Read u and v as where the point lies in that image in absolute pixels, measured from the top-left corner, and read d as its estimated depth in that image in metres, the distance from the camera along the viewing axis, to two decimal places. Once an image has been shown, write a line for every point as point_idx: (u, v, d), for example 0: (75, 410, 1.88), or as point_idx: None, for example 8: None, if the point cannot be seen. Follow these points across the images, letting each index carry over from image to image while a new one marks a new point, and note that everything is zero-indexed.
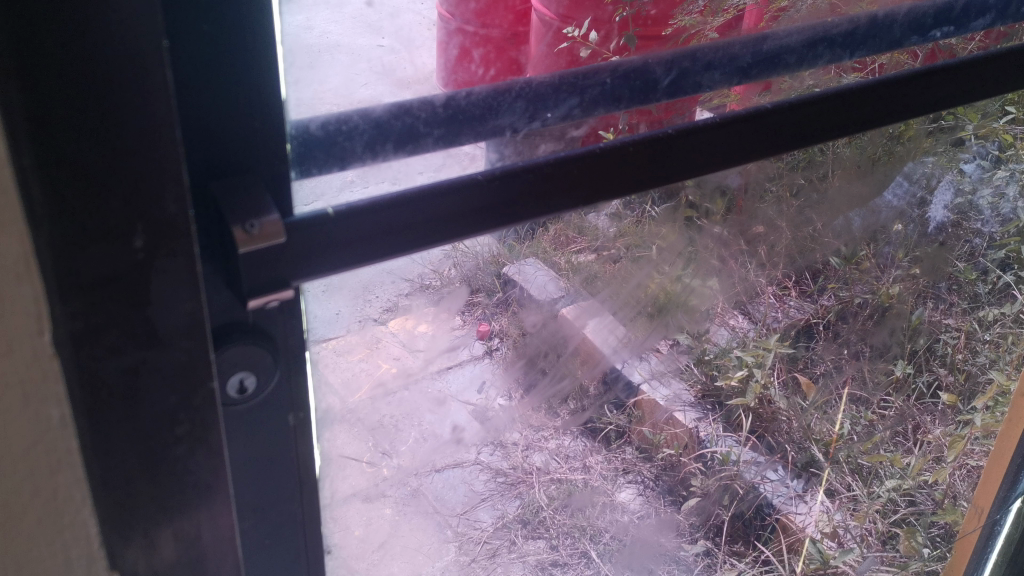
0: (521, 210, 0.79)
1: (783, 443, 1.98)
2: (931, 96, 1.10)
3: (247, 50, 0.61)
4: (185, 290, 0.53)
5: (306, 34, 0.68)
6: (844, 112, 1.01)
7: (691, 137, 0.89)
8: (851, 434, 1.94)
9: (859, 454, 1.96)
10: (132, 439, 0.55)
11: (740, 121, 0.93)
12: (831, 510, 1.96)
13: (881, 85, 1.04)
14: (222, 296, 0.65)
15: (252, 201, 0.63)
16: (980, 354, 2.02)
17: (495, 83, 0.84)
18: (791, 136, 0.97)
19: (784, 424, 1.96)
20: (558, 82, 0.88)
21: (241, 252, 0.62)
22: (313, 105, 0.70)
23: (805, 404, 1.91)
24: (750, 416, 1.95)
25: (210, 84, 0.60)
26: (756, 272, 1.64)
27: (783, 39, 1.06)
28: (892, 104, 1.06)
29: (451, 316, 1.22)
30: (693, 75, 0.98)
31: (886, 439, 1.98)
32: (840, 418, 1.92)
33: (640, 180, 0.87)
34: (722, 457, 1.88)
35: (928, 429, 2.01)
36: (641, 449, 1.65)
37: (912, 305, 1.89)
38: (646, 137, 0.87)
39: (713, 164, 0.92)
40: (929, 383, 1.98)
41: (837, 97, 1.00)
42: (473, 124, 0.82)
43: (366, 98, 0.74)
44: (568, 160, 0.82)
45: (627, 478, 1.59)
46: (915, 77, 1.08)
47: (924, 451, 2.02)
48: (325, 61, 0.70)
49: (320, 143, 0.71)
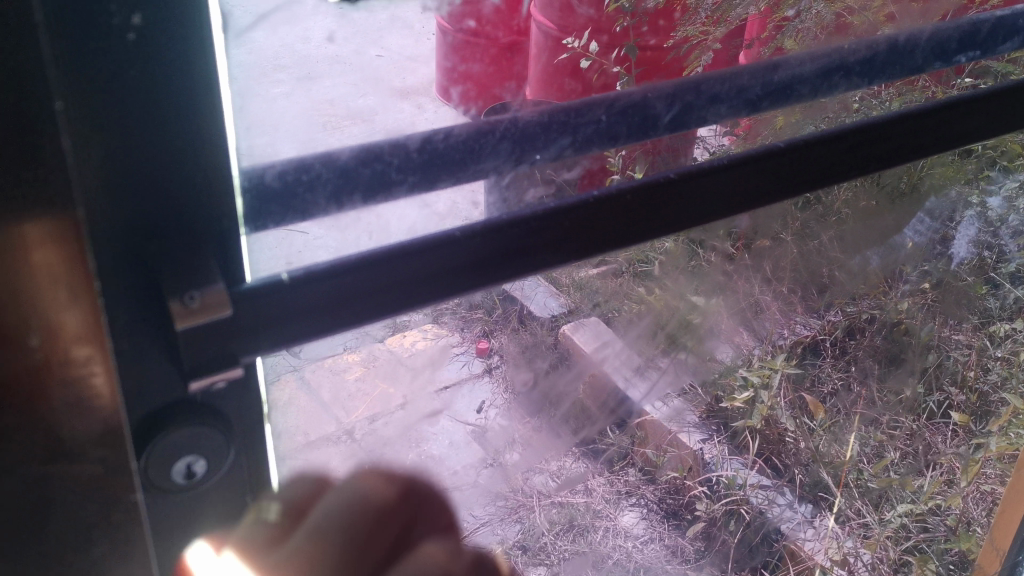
0: (512, 265, 0.69)
1: (790, 468, 1.91)
2: (961, 126, 0.98)
3: (177, 95, 0.53)
4: (94, 352, 0.48)
5: (303, 45, 0.62)
6: (870, 147, 0.89)
7: (698, 182, 0.78)
8: (861, 457, 1.87)
9: (868, 477, 1.88)
10: (46, 527, 0.51)
11: (753, 160, 0.82)
12: (842, 536, 1.92)
13: (910, 114, 0.93)
14: (160, 368, 0.57)
15: (198, 268, 0.55)
16: (991, 372, 1.98)
17: (477, 122, 0.73)
18: (814, 176, 0.85)
19: (793, 446, 1.88)
20: (547, 120, 0.77)
21: (178, 329, 0.53)
22: (272, 146, 0.63)
23: (813, 425, 1.84)
24: (757, 437, 1.85)
25: (128, 141, 0.52)
26: (761, 287, 1.55)
27: (796, 68, 0.94)
28: (927, 134, 0.94)
29: (428, 331, 1.02)
30: (697, 109, 0.85)
31: (897, 463, 1.89)
32: (850, 443, 1.85)
33: (640, 232, 0.76)
34: (728, 481, 1.80)
35: (939, 450, 1.94)
36: (645, 472, 1.59)
37: (922, 322, 1.81)
38: (643, 183, 0.76)
39: (728, 209, 0.81)
40: (940, 402, 1.90)
41: (861, 131, 0.89)
42: (453, 168, 0.72)
43: (337, 128, 0.66)
44: (557, 210, 0.72)
45: (631, 501, 1.57)
46: (949, 105, 0.97)
47: (936, 475, 1.97)
48: (272, 79, 0.61)
49: (277, 196, 0.63)
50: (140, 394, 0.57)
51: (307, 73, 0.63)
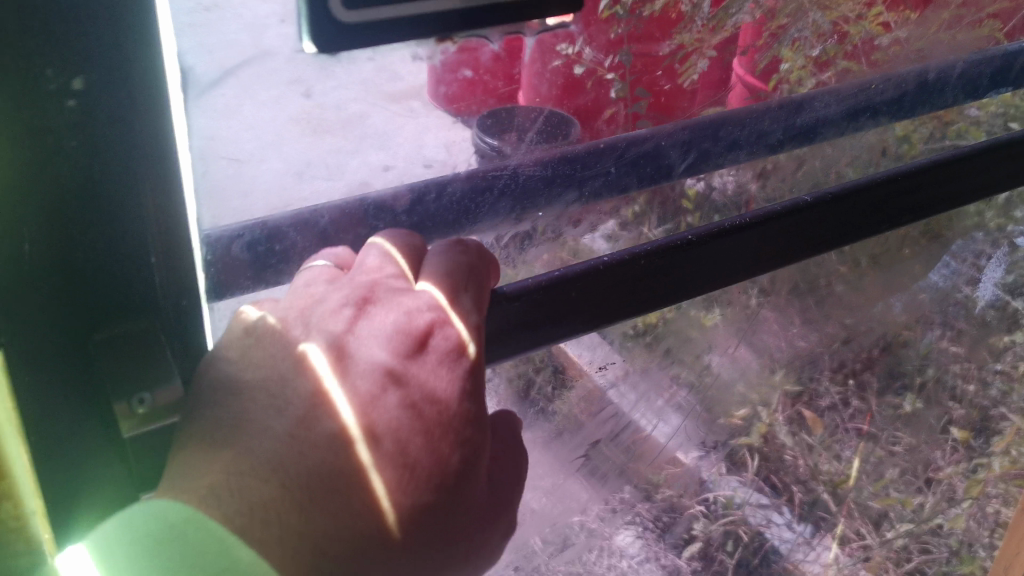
0: (512, 347, 0.60)
1: (789, 484, 1.42)
2: (994, 175, 0.90)
3: (128, 172, 0.48)
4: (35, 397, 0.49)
5: (269, 62, 0.52)
6: (902, 197, 0.81)
7: (721, 242, 0.70)
8: (861, 472, 1.49)
9: (869, 496, 1.48)
10: None
11: (782, 216, 0.74)
12: (844, 559, 1.40)
13: (942, 161, 0.85)
14: (112, 471, 0.54)
15: (155, 364, 0.52)
16: (991, 385, 1.62)
17: (477, 175, 0.68)
18: (844, 232, 0.77)
19: (790, 463, 1.43)
20: (551, 174, 0.72)
21: (126, 436, 0.51)
22: (243, 200, 0.59)
23: (815, 441, 1.46)
24: (756, 456, 1.36)
25: (74, 227, 0.48)
26: (758, 299, 1.25)
27: (825, 108, 0.92)
28: (959, 184, 0.86)
29: None
30: (716, 155, 0.83)
31: (898, 478, 1.52)
32: (852, 459, 1.48)
33: (652, 300, 0.67)
34: (726, 501, 1.31)
35: (940, 466, 1.55)
36: (642, 490, 1.20)
37: (921, 332, 1.54)
38: (659, 245, 0.67)
39: (754, 265, 0.72)
40: (941, 417, 1.56)
41: (892, 181, 0.81)
42: (448, 228, 0.67)
43: (312, 116, 0.59)
44: (565, 279, 0.62)
45: (627, 520, 1.20)
46: (988, 149, 0.90)
47: (937, 495, 1.54)
48: (236, 110, 0.55)
49: (248, 267, 0.57)
50: (83, 482, 0.54)
51: (273, 95, 0.56)
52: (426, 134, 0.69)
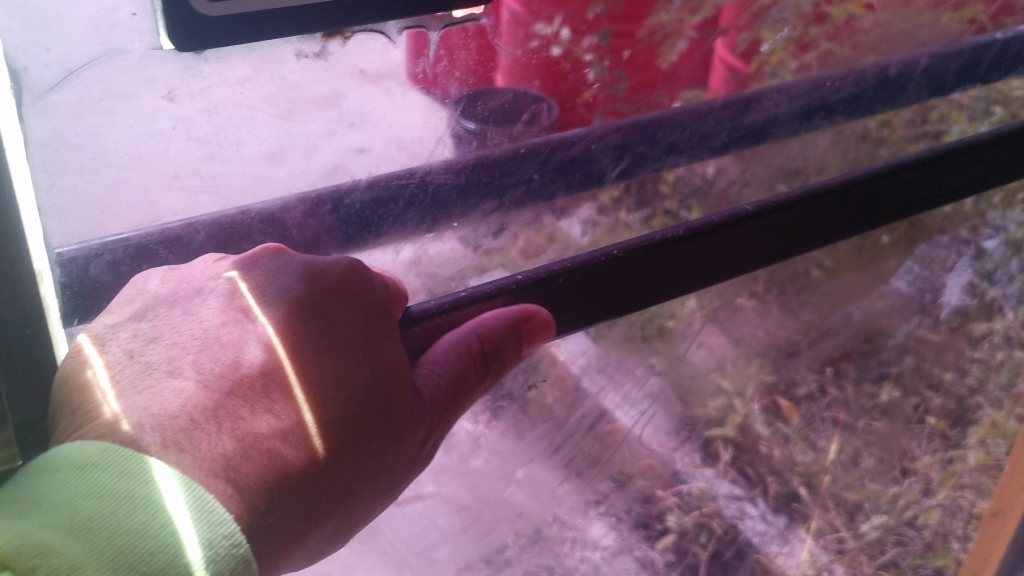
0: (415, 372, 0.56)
1: (764, 478, 1.18)
2: (964, 178, 0.84)
3: None
4: None
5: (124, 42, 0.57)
6: (856, 206, 0.75)
7: (653, 257, 0.64)
8: (839, 461, 1.25)
9: (843, 487, 1.23)
10: None
11: (723, 227, 0.68)
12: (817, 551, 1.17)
13: (905, 165, 0.80)
14: None
15: None
16: (968, 373, 1.37)
17: (375, 185, 0.67)
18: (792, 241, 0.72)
19: (767, 453, 1.19)
20: (465, 182, 0.72)
21: None
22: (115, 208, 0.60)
23: (789, 434, 1.21)
24: (731, 447, 1.15)
25: None
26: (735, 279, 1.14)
27: (771, 110, 0.94)
28: (920, 189, 0.80)
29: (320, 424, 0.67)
30: (650, 159, 0.83)
31: (878, 471, 1.28)
32: (828, 449, 1.24)
33: (576, 322, 0.61)
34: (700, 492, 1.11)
35: (914, 455, 1.31)
36: (619, 482, 1.06)
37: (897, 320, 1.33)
38: (582, 263, 0.62)
39: (691, 282, 0.67)
40: (918, 408, 1.33)
41: (847, 188, 0.75)
42: (346, 241, 0.66)
43: (205, 119, 0.63)
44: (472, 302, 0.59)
45: (597, 515, 1.05)
46: (958, 149, 0.83)
47: (910, 484, 1.29)
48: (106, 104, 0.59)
49: (105, 285, 0.56)
50: None
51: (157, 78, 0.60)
52: (319, 141, 0.68)
